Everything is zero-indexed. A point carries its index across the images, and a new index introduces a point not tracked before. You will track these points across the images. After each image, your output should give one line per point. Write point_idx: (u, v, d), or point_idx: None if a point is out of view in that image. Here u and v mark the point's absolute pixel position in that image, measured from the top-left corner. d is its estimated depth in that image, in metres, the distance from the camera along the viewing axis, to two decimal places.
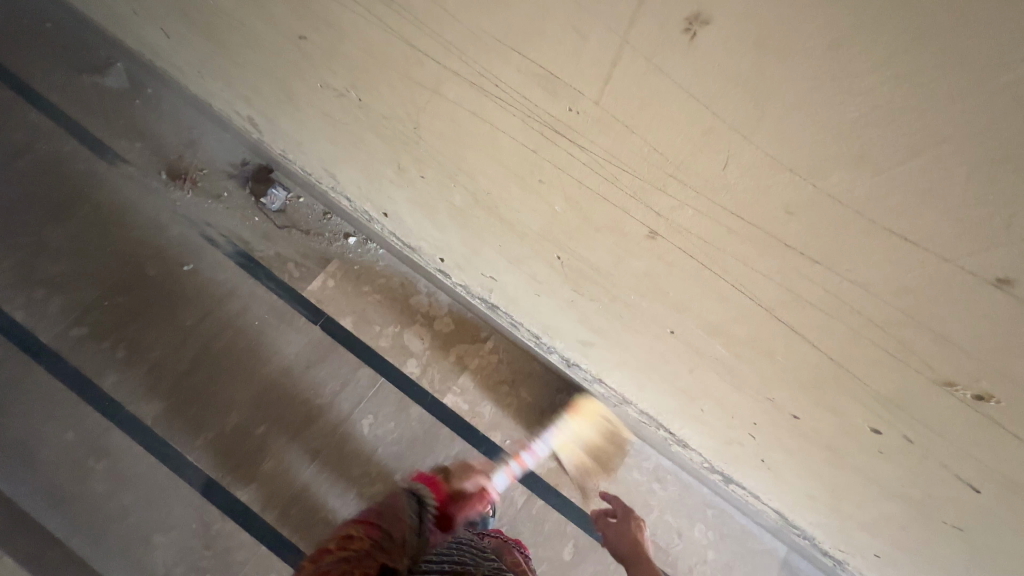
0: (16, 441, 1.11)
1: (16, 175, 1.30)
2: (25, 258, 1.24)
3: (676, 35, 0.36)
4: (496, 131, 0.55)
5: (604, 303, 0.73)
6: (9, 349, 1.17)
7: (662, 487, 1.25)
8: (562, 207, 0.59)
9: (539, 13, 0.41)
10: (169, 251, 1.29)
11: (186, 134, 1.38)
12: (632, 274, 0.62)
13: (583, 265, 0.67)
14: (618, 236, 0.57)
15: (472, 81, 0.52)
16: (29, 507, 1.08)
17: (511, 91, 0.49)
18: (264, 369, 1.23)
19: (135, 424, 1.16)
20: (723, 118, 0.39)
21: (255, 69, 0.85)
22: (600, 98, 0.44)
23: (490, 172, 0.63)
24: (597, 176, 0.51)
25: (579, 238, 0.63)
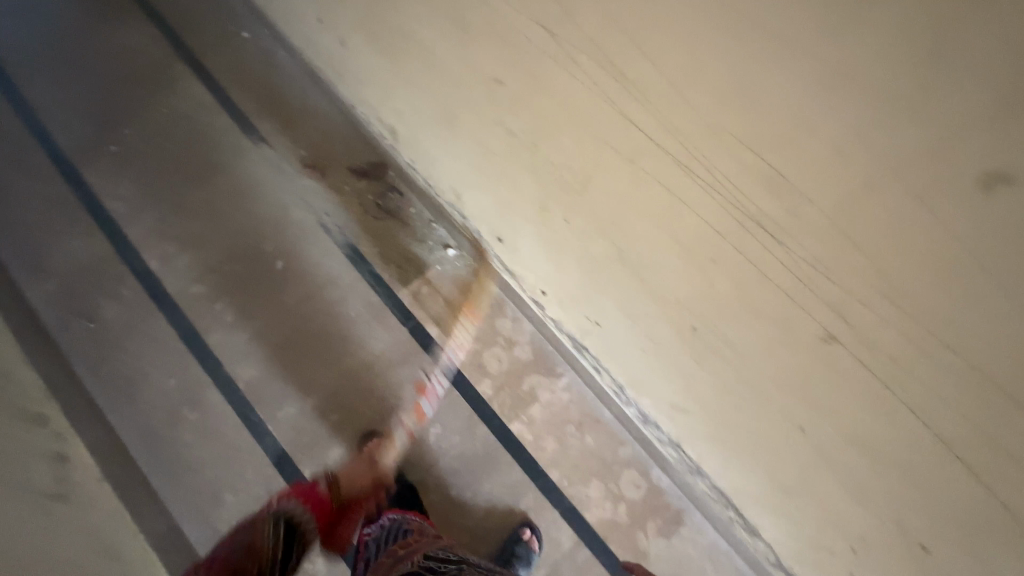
0: (128, 377, 1.22)
1: (174, 138, 1.43)
2: (167, 214, 1.37)
3: (964, 177, 0.42)
4: (684, 208, 0.64)
5: (725, 383, 0.75)
6: (138, 292, 1.29)
7: (714, 568, 1.20)
8: (722, 287, 0.67)
9: (798, 118, 0.50)
10: (288, 232, 1.38)
11: (321, 126, 1.47)
12: (777, 368, 0.68)
13: (720, 343, 0.72)
14: (782, 330, 0.64)
15: (683, 167, 0.61)
16: (125, 440, 1.18)
17: (727, 181, 0.58)
18: (348, 360, 1.29)
19: (229, 386, 1.24)
20: (976, 253, 0.44)
21: (425, 90, 0.91)
22: (831, 202, 0.51)
23: (650, 238, 0.71)
24: (790, 275, 0.59)
25: (726, 317, 0.69)
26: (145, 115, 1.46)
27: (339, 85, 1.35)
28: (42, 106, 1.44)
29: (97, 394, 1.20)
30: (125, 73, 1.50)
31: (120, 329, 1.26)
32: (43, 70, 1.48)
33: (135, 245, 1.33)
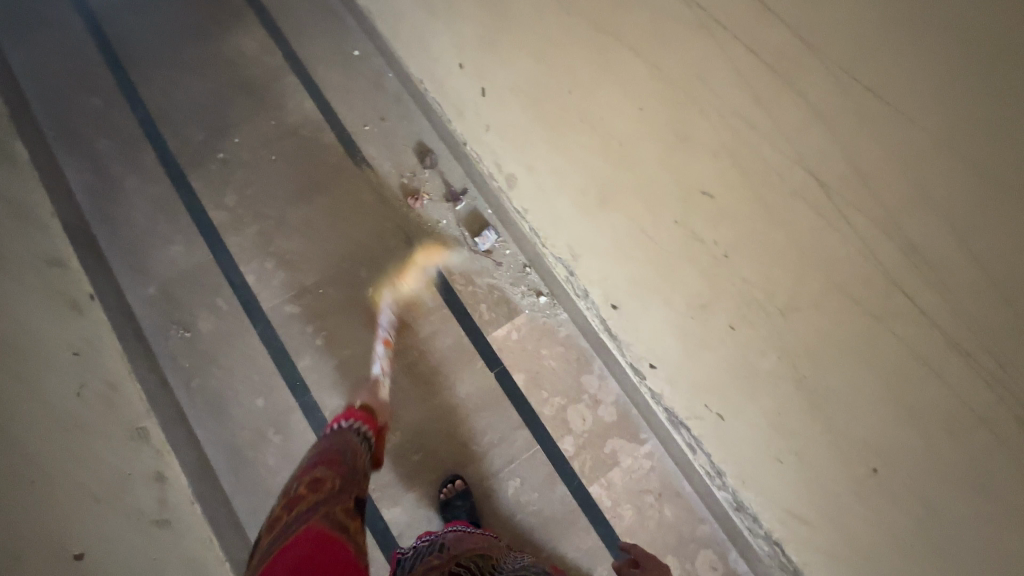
0: (217, 391, 1.22)
1: (279, 152, 1.44)
2: (267, 227, 1.36)
3: None
4: (864, 366, 0.57)
5: (907, 535, 0.65)
6: (233, 306, 1.29)
7: None
8: (911, 450, 0.57)
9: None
10: (384, 259, 1.38)
11: (424, 153, 1.45)
12: (971, 549, 0.57)
13: (910, 496, 0.61)
14: (994, 522, 0.52)
15: (875, 324, 0.53)
16: (211, 456, 1.17)
17: (920, 355, 0.50)
18: (433, 399, 1.28)
19: (315, 413, 1.23)
20: None
21: (575, 162, 0.88)
22: None
23: (825, 380, 0.63)
24: (1001, 473, 0.48)
25: (927, 483, 0.58)
26: (253, 124, 1.45)
27: (453, 120, 1.32)
28: (156, 105, 1.44)
29: (188, 405, 1.20)
30: (238, 80, 1.49)
31: (214, 342, 1.26)
32: (160, 68, 1.48)
33: (234, 257, 1.33)
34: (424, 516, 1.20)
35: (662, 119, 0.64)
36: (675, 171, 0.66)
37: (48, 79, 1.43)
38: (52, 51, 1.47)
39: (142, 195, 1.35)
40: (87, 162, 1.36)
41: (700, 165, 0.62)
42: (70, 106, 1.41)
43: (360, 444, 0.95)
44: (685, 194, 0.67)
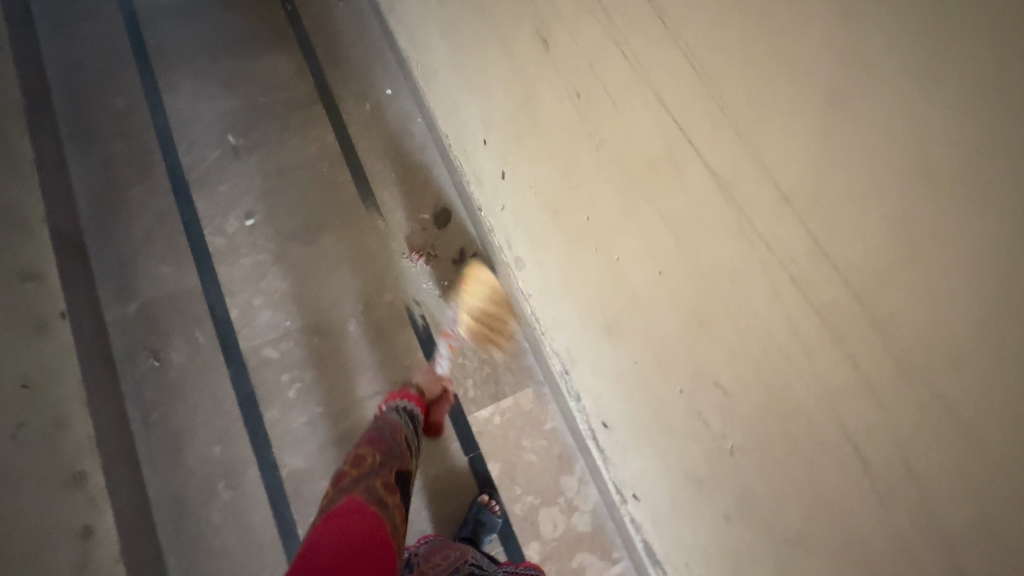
0: (174, 430, 1.15)
1: (291, 183, 1.39)
2: (262, 260, 1.31)
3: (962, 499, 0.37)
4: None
5: None
6: (211, 340, 1.23)
7: None
8: None
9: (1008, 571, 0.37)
10: (376, 313, 1.30)
11: (439, 207, 1.40)
12: None
13: None
14: None
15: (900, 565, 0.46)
16: (155, 502, 1.11)
17: None
18: (425, 465, 1.21)
19: (271, 471, 1.16)
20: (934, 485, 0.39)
21: (584, 281, 0.80)
22: None
23: None
24: None
25: None
26: (270, 151, 1.41)
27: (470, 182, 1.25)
28: (178, 117, 1.41)
29: (142, 442, 1.14)
30: (264, 102, 1.46)
31: (184, 376, 1.19)
32: (190, 79, 1.45)
33: (223, 287, 1.27)
34: None
35: (685, 299, 0.61)
36: (693, 354, 0.62)
37: (77, 74, 1.41)
38: (88, 46, 1.45)
39: (143, 208, 1.31)
40: (97, 166, 1.33)
41: (721, 363, 0.59)
42: (92, 105, 1.39)
43: (405, 428, 0.94)
44: (700, 379, 0.63)
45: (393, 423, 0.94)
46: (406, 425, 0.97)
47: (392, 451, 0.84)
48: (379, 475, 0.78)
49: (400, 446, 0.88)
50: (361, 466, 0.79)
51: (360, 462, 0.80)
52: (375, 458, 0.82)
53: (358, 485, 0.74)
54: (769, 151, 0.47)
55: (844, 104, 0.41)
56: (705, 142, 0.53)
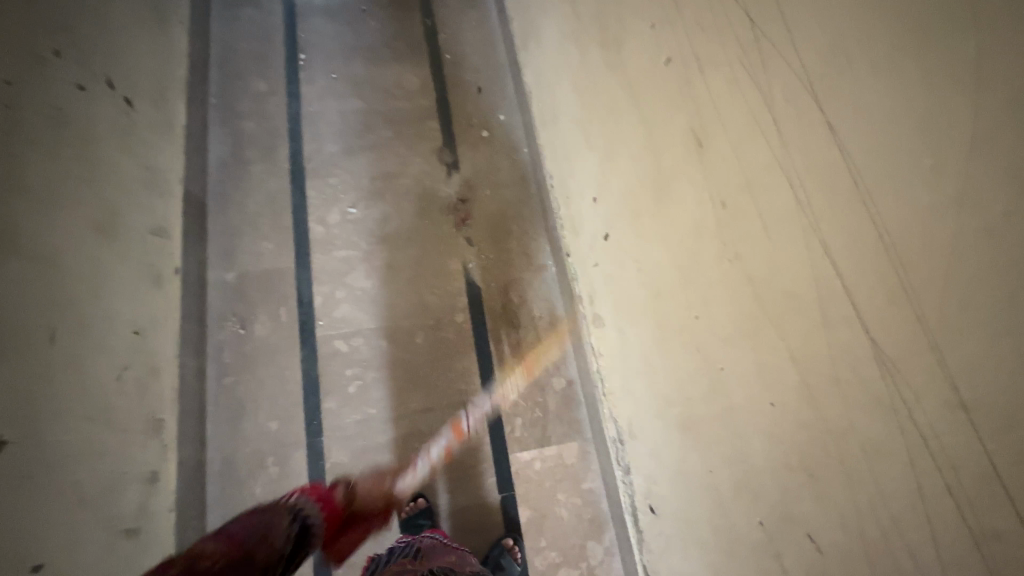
0: (241, 398, 1.23)
1: (394, 189, 1.45)
2: (353, 256, 1.38)
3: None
4: None
5: None
6: (291, 321, 1.30)
7: None
8: None
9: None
10: (444, 330, 1.34)
11: (526, 242, 1.42)
12: None
13: None
14: None
15: None
16: (211, 460, 1.18)
17: None
18: (456, 492, 1.22)
19: (316, 459, 1.21)
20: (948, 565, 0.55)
21: (673, 378, 0.82)
22: None
23: None
24: None
25: None
26: (382, 154, 1.49)
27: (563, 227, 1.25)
28: (309, 108, 1.52)
29: (212, 402, 1.22)
30: (387, 108, 1.54)
31: (261, 349, 1.27)
32: (326, 75, 1.57)
33: (312, 273, 1.35)
34: None
35: (786, 412, 0.68)
36: (781, 486, 0.68)
37: (233, 53, 1.56)
38: (247, 29, 1.59)
39: (261, 186, 1.42)
40: (231, 140, 1.46)
41: (831, 487, 0.63)
42: (240, 83, 1.52)
43: (285, 523, 0.91)
44: (787, 522, 0.68)
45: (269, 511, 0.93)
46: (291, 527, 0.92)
47: (244, 555, 0.80)
48: (204, 572, 0.73)
49: (264, 548, 0.83)
50: (200, 557, 0.77)
51: (202, 556, 0.77)
52: (216, 553, 0.79)
53: (171, 575, 0.71)
54: (926, 312, 0.59)
55: (914, 270, 0.60)
56: (857, 293, 0.63)
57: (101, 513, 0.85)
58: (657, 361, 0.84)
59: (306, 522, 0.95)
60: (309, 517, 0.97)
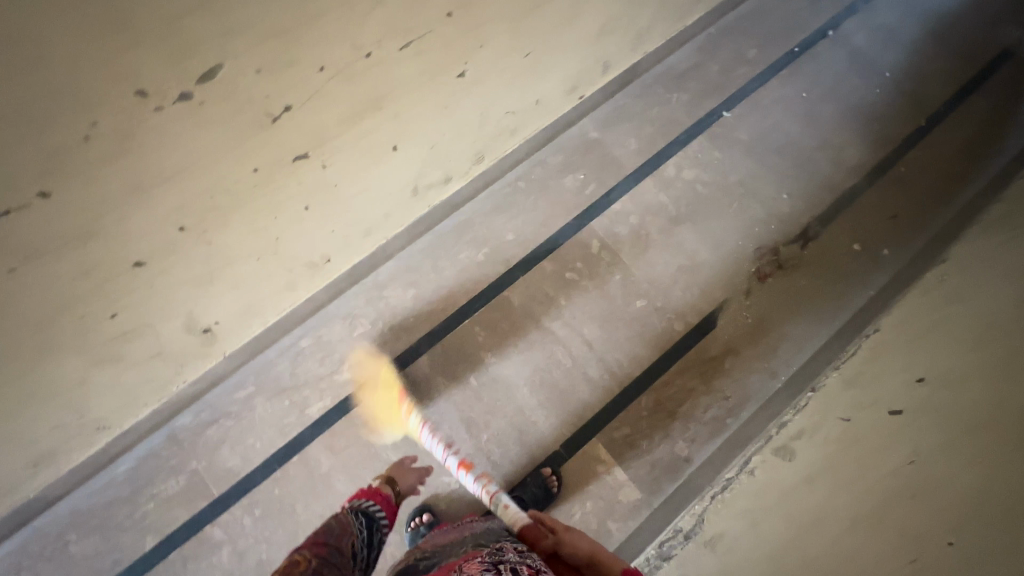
0: (514, 200, 1.43)
1: (745, 206, 1.46)
2: (667, 210, 1.45)
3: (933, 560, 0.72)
4: None
5: None
6: (588, 199, 1.45)
7: None
8: None
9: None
10: (659, 320, 1.35)
11: (781, 346, 1.35)
12: None
13: None
14: None
15: None
16: (462, 209, 1.40)
17: None
18: (540, 407, 1.27)
19: (504, 281, 1.36)
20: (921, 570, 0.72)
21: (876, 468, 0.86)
22: None
23: None
24: None
25: None
26: (766, 177, 1.49)
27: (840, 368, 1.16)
28: (759, 98, 1.57)
29: (501, 184, 1.43)
30: (809, 155, 1.52)
31: (555, 190, 1.45)
32: (798, 90, 1.58)
33: (634, 189, 1.46)
34: (419, 395, 1.27)
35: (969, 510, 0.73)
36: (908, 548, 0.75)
37: (761, 15, 1.65)
38: (788, 8, 1.66)
39: (673, 107, 1.54)
40: (692, 63, 1.58)
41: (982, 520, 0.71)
42: (740, 36, 1.62)
43: (353, 531, 0.95)
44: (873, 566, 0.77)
45: (343, 521, 0.95)
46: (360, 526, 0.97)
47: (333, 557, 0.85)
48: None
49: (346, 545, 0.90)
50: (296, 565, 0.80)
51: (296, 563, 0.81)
52: (309, 561, 0.81)
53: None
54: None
55: None
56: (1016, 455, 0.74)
57: (425, 161, 1.10)
58: (822, 520, 0.87)
59: (373, 519, 1.01)
60: (377, 515, 1.02)
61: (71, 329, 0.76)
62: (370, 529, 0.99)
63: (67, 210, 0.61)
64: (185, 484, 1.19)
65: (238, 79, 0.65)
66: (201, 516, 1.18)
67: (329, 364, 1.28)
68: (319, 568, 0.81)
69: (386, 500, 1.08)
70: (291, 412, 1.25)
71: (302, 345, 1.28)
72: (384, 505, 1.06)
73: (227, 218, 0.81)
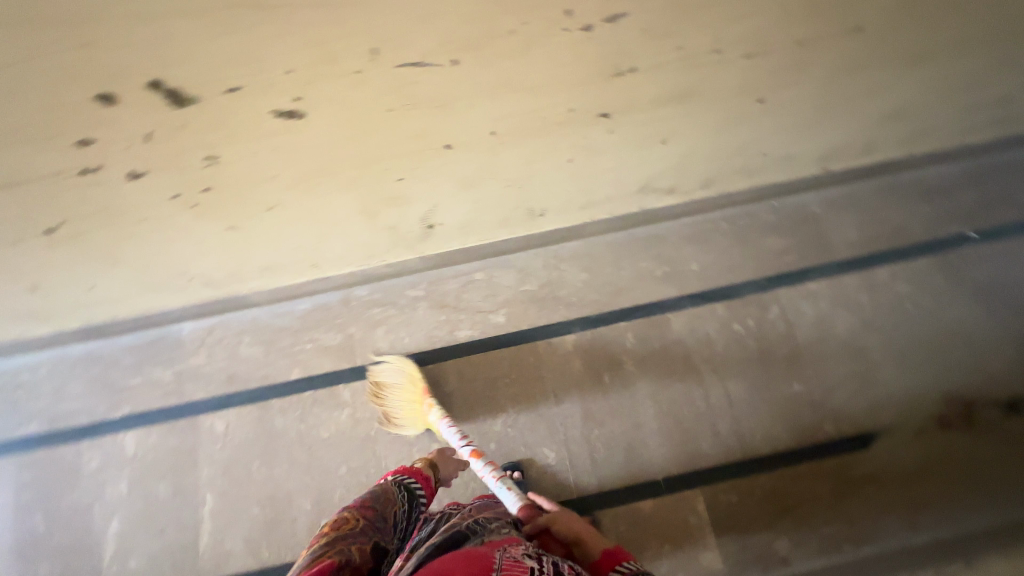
0: (712, 236, 1.43)
1: (954, 345, 1.33)
2: (864, 312, 1.36)
3: None
4: None
5: None
6: (786, 266, 1.41)
7: None
8: None
9: None
10: (812, 413, 1.27)
11: (942, 504, 1.19)
12: None
13: None
14: None
15: None
16: (660, 224, 1.44)
17: None
18: (659, 435, 1.26)
19: (671, 303, 1.37)
20: None
21: None
22: None
23: None
24: None
25: None
26: (990, 327, 1.34)
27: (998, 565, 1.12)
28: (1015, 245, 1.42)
29: (706, 217, 1.44)
30: None
31: (756, 244, 1.42)
32: None
33: (836, 277, 1.39)
34: (553, 367, 1.32)
35: None
36: None
37: None
38: None
39: (911, 217, 1.44)
40: (953, 182, 1.47)
41: None
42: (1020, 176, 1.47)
43: (398, 503, 0.88)
44: None
45: (387, 491, 0.88)
46: (403, 500, 0.90)
47: (378, 521, 0.80)
48: (359, 541, 0.74)
49: (389, 515, 0.84)
50: (341, 525, 0.76)
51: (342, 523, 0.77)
52: (358, 521, 0.78)
53: (345, 543, 0.72)
54: None
55: None
56: None
57: (671, 165, 1.12)
58: None
59: (414, 493, 0.93)
60: (417, 488, 0.95)
61: (372, 176, 0.90)
62: (411, 506, 0.91)
63: (453, 82, 0.73)
64: (339, 342, 1.36)
65: (623, 29, 0.71)
66: (341, 374, 1.33)
67: (490, 303, 1.38)
68: (368, 530, 0.77)
69: (426, 480, 0.99)
70: (443, 327, 1.36)
71: (475, 277, 1.40)
72: (423, 482, 0.97)
73: (519, 141, 0.89)
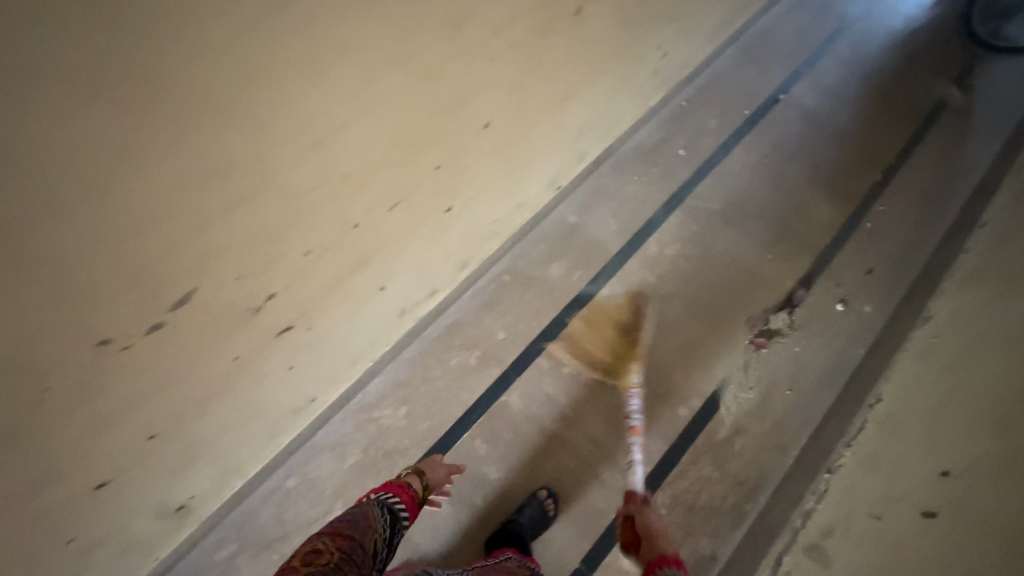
0: (500, 297, 1.38)
1: (729, 277, 1.46)
2: (654, 289, 1.43)
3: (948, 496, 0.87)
4: None
5: None
6: (576, 286, 1.41)
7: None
8: None
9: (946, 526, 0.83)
10: (662, 408, 1.31)
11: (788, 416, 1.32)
12: None
13: None
14: None
15: None
16: (448, 315, 1.35)
17: None
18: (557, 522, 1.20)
19: (499, 385, 1.30)
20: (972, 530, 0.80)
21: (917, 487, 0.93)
22: None
23: None
24: None
25: None
26: (744, 244, 1.51)
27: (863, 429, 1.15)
28: (726, 164, 1.60)
29: (486, 281, 1.39)
30: (781, 218, 1.55)
31: (541, 281, 1.40)
32: (760, 155, 1.63)
33: (620, 270, 1.44)
34: (423, 526, 1.17)
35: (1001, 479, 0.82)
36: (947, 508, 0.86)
37: (716, 84, 1.71)
38: (743, 76, 1.73)
39: (645, 184, 1.55)
40: (660, 137, 1.62)
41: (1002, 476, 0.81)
42: (700, 106, 1.67)
43: (379, 529, 0.72)
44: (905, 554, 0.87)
45: (369, 512, 0.73)
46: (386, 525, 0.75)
47: (356, 553, 0.65)
48: None
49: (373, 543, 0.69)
50: (313, 559, 0.60)
51: (312, 556, 0.61)
52: (332, 554, 0.62)
53: None
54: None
55: None
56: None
57: None
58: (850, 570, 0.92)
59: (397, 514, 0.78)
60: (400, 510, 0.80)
61: None
62: (393, 527, 0.77)
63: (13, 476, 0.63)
64: None
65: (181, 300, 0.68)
66: None
67: (321, 505, 1.16)
68: (342, 566, 0.61)
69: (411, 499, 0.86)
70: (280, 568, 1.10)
71: (288, 488, 1.17)
72: (406, 500, 0.83)
73: None
